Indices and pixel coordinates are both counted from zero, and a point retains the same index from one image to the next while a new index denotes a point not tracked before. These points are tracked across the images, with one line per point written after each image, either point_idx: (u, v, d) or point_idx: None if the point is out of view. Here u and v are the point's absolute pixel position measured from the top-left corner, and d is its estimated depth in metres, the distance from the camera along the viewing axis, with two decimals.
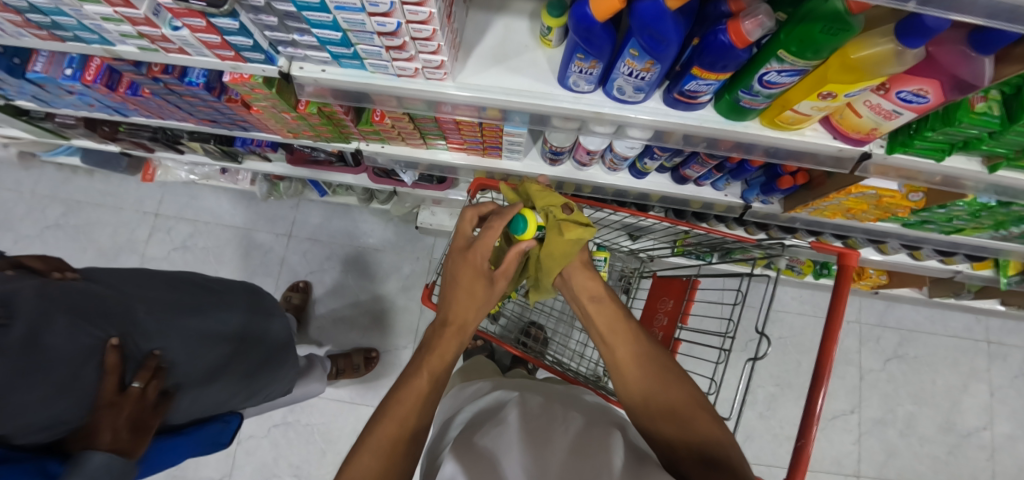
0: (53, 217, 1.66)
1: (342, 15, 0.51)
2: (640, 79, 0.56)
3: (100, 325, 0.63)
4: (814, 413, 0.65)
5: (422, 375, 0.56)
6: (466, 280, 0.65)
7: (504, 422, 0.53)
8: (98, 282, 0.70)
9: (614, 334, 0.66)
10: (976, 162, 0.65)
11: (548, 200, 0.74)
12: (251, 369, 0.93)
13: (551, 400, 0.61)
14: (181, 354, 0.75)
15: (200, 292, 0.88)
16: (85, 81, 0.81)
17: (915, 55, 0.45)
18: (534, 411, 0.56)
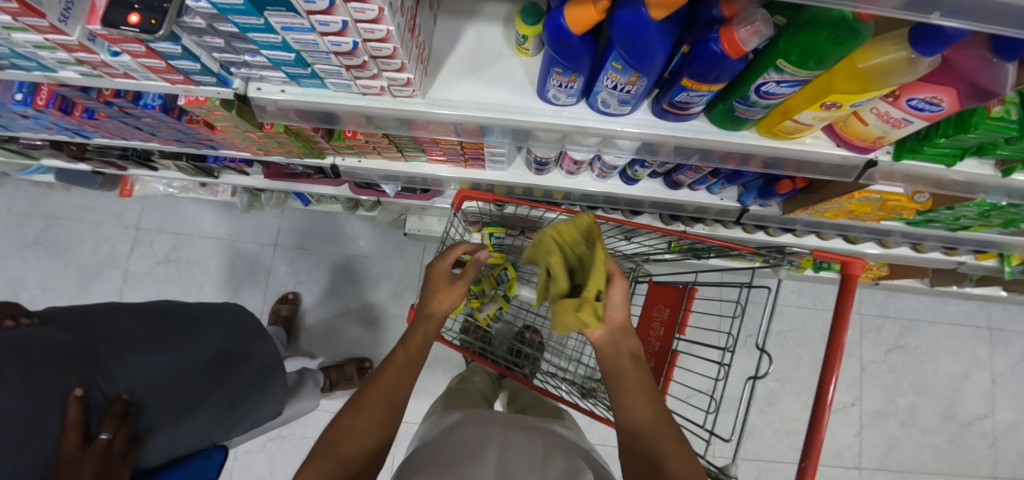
0: (30, 235, 1.60)
1: (290, 36, 0.46)
2: (626, 92, 0.51)
3: (62, 375, 0.59)
4: (825, 404, 0.61)
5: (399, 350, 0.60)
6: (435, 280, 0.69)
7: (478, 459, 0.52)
8: (58, 325, 0.66)
9: (630, 387, 0.54)
10: (988, 165, 0.61)
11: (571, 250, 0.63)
12: (234, 396, 0.89)
13: (535, 438, 0.59)
14: (149, 394, 0.72)
15: (176, 320, 0.83)
16: (36, 106, 0.75)
17: (928, 63, 0.41)
18: (513, 452, 0.54)
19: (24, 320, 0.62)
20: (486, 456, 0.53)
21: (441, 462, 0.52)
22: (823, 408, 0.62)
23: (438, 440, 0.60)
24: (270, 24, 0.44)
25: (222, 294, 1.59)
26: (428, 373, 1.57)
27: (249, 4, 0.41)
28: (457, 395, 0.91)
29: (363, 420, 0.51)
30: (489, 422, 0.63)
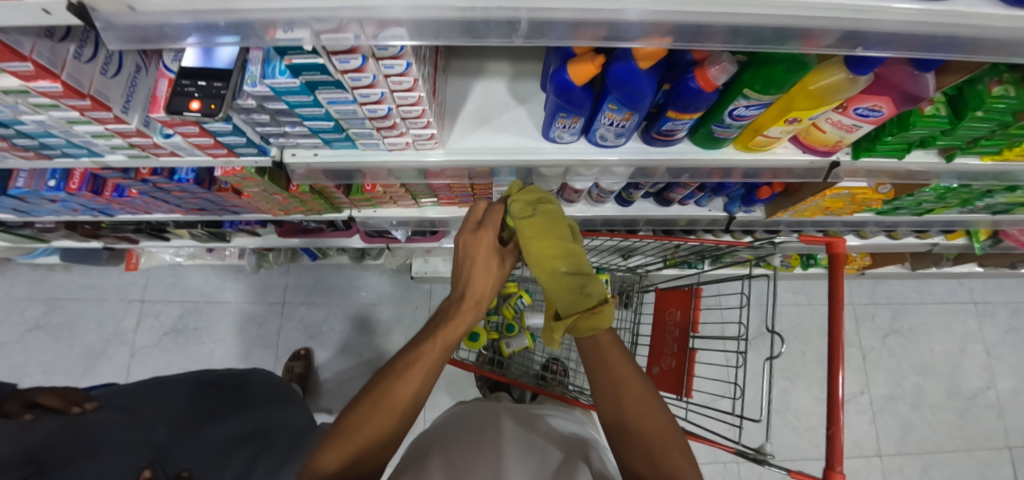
0: (31, 320, 1.58)
1: (334, 108, 0.54)
2: (621, 127, 0.59)
3: (128, 461, 0.59)
4: (837, 399, 0.73)
5: (435, 343, 0.57)
6: (482, 256, 0.60)
7: (485, 440, 0.65)
8: (115, 409, 0.68)
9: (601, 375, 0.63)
10: (933, 154, 0.71)
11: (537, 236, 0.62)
12: (273, 463, 0.89)
13: (532, 426, 0.73)
14: (207, 472, 0.71)
15: (218, 394, 0.86)
16: (69, 190, 0.80)
17: (864, 79, 0.50)
18: (511, 441, 0.66)
19: (88, 405, 0.66)
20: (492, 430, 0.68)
21: (456, 434, 0.68)
22: (837, 407, 0.74)
23: (452, 423, 0.74)
24: (319, 99, 0.52)
25: (231, 357, 1.58)
26: None
27: (304, 85, 0.49)
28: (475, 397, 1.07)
29: (371, 424, 0.53)
30: (494, 408, 0.78)
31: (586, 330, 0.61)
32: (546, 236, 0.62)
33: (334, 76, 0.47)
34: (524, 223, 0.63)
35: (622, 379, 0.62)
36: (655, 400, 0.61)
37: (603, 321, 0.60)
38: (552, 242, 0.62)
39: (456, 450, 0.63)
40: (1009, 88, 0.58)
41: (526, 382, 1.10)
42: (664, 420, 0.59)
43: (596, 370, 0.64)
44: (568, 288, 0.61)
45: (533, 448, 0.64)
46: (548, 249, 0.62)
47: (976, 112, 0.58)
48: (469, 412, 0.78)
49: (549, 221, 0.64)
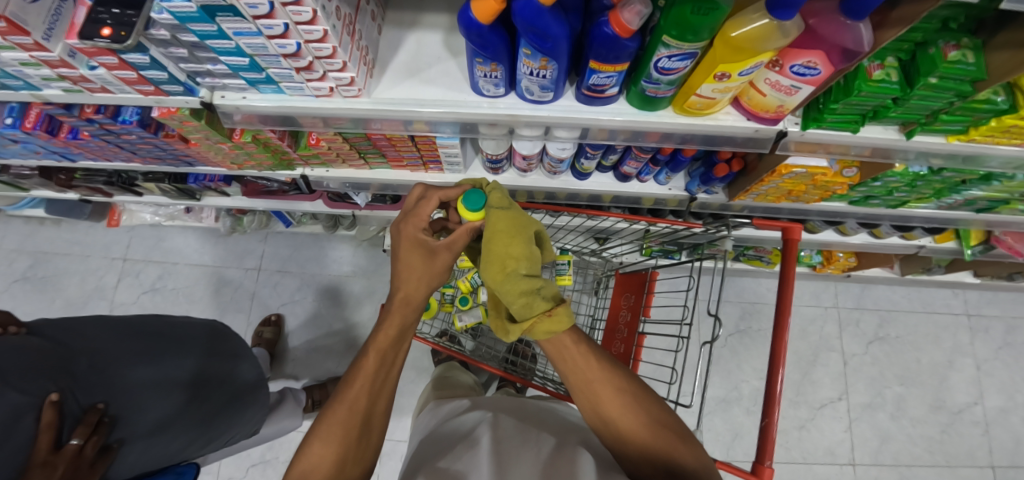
0: (19, 270, 1.64)
1: (242, 41, 0.52)
2: (542, 77, 0.57)
3: (38, 381, 0.60)
4: (775, 394, 0.65)
5: (369, 355, 0.53)
6: (404, 251, 0.57)
7: (476, 445, 0.55)
8: (43, 336, 0.68)
9: (577, 381, 0.54)
10: (893, 130, 0.67)
11: (504, 245, 0.55)
12: (209, 415, 0.88)
13: (526, 420, 0.63)
14: (127, 407, 0.72)
15: (166, 340, 0.85)
16: (24, 128, 0.80)
17: (789, 25, 0.46)
18: (505, 441, 0.55)
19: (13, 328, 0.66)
20: (481, 434, 0.58)
21: (442, 448, 0.57)
22: (774, 399, 0.65)
23: (437, 437, 0.63)
24: (223, 30, 0.51)
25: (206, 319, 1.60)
26: (410, 388, 1.54)
27: (202, 11, 0.47)
28: (445, 385, 0.99)
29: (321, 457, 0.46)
30: (486, 410, 0.67)
31: (540, 336, 0.52)
32: (510, 236, 0.56)
33: (227, 2, 0.45)
34: (491, 214, 0.58)
35: (598, 378, 0.53)
36: (631, 385, 0.54)
37: (559, 324, 0.51)
38: (516, 243, 0.55)
39: (443, 461, 0.52)
40: (967, 53, 0.53)
41: (489, 363, 1.09)
42: (656, 408, 0.53)
43: (569, 372, 0.55)
44: (522, 291, 0.53)
45: (526, 443, 0.54)
46: (512, 250, 0.55)
47: (929, 79, 0.54)
48: (455, 420, 0.67)
49: (520, 218, 0.58)
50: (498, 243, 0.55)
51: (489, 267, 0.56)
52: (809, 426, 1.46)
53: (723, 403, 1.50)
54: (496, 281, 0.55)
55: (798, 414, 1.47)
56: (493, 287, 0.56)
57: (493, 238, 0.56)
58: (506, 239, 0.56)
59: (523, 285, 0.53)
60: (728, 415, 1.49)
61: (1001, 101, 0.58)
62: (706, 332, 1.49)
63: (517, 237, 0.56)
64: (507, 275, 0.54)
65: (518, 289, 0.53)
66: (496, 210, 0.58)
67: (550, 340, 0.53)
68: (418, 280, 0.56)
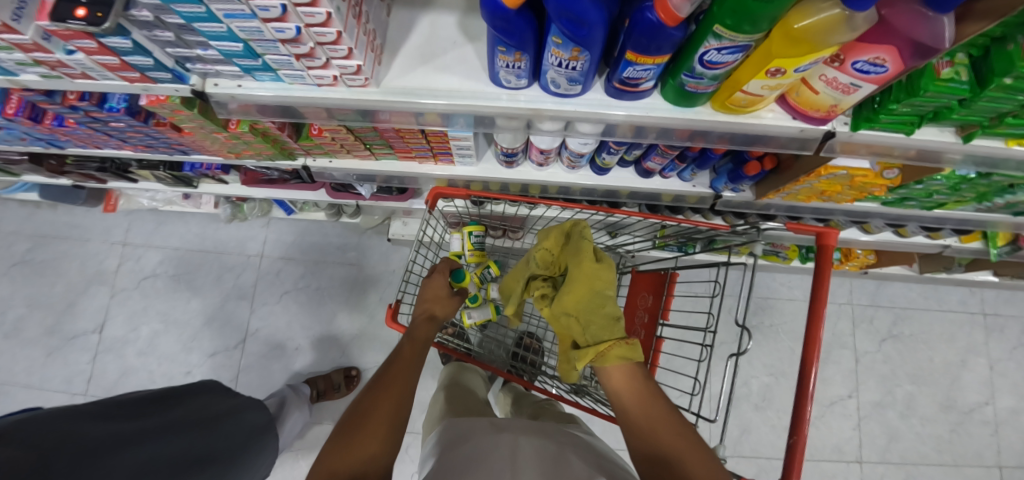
0: (16, 255, 1.60)
1: (234, 24, 0.46)
2: (571, 69, 0.51)
3: None
4: (805, 410, 0.62)
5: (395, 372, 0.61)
6: (430, 284, 0.81)
7: (491, 472, 0.50)
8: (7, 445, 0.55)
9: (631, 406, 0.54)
10: (949, 132, 0.61)
11: (588, 273, 0.66)
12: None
13: (547, 444, 0.59)
14: None
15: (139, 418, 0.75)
16: (5, 115, 0.74)
17: (863, 17, 0.40)
18: (523, 466, 0.52)
19: None
20: (495, 460, 0.53)
21: (454, 464, 0.54)
22: (804, 416, 0.62)
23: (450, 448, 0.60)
24: (213, 12, 0.45)
25: (208, 307, 1.58)
26: None
27: None
28: (456, 399, 0.91)
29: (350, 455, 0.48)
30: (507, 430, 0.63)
31: (615, 360, 0.57)
32: (597, 266, 0.67)
33: None
34: (583, 246, 0.69)
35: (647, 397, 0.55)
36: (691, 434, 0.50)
37: (634, 352, 0.58)
38: (603, 271, 0.67)
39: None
40: None
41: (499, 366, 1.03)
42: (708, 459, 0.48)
43: (627, 402, 0.55)
44: (606, 316, 0.62)
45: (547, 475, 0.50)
46: (600, 275, 0.67)
47: (1005, 79, 0.48)
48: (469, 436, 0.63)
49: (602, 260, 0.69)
50: (585, 268, 0.67)
51: (570, 292, 0.66)
52: (818, 423, 1.46)
53: (732, 398, 1.49)
54: (580, 301, 0.65)
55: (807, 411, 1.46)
56: (575, 308, 0.65)
57: (580, 269, 0.67)
58: (594, 267, 0.67)
59: (606, 312, 0.63)
60: (737, 411, 1.48)
61: None
62: (721, 332, 1.47)
63: (601, 268, 0.67)
64: (597, 296, 0.65)
65: (604, 313, 0.63)
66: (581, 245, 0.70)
67: (621, 369, 0.58)
68: (443, 302, 0.79)
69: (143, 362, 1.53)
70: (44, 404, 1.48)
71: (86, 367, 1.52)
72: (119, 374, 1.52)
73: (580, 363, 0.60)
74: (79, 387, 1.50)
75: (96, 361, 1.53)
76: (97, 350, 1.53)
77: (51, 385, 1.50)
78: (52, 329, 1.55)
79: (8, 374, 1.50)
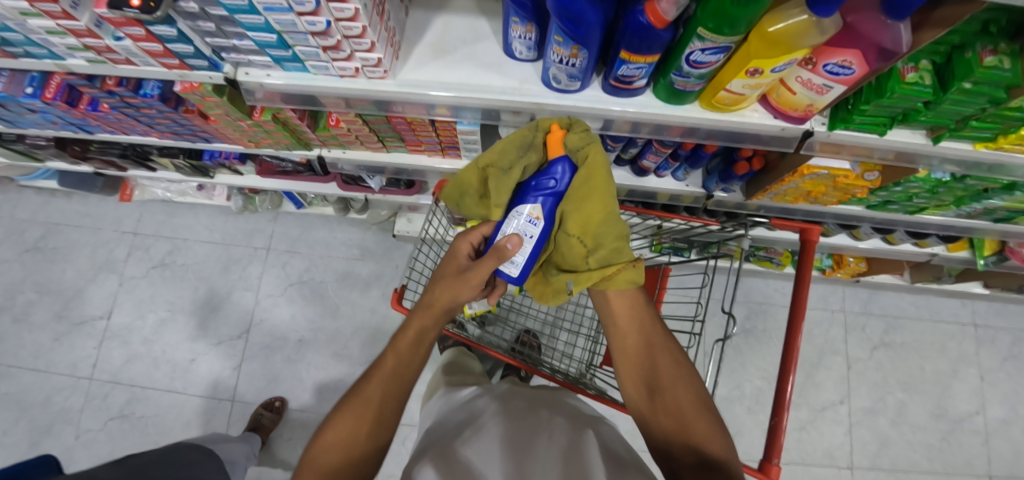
0: (30, 240, 1.66)
1: (272, 16, 0.52)
2: (571, 66, 0.56)
3: None
4: (785, 395, 0.66)
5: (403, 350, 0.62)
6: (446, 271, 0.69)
7: (488, 431, 0.56)
8: None
9: (630, 333, 0.67)
10: (920, 135, 0.66)
11: (597, 193, 0.63)
12: None
13: (537, 405, 0.66)
14: None
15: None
16: (44, 99, 0.80)
17: (830, 23, 0.45)
18: (517, 426, 0.57)
19: None
20: (494, 423, 0.58)
21: (452, 434, 0.59)
22: (785, 400, 0.66)
23: (449, 422, 0.66)
24: (254, 5, 0.50)
25: (214, 296, 1.62)
26: None
27: None
28: (457, 373, 0.99)
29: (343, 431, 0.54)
30: (502, 398, 0.68)
31: (624, 283, 0.66)
32: (607, 182, 0.63)
33: None
34: (591, 150, 0.62)
35: (659, 349, 0.65)
36: (688, 369, 0.63)
37: (639, 276, 0.67)
38: (609, 190, 0.64)
39: (458, 446, 0.54)
40: (1003, 60, 0.52)
41: (498, 352, 1.08)
42: (701, 392, 0.61)
43: (628, 330, 0.67)
44: (614, 238, 0.65)
45: (540, 433, 0.55)
46: (610, 195, 0.64)
47: (964, 84, 0.53)
48: (467, 409, 0.68)
49: (607, 158, 0.63)
50: (593, 183, 0.63)
51: (581, 211, 0.64)
52: (809, 428, 1.48)
53: (725, 401, 1.51)
54: (591, 222, 0.64)
55: (799, 416, 1.48)
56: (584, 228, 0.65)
57: (589, 185, 0.63)
58: (600, 187, 0.63)
59: (615, 232, 0.65)
60: (729, 413, 1.50)
61: None
62: (715, 334, 1.49)
63: (610, 183, 0.63)
64: (602, 215, 0.64)
65: (613, 234, 0.65)
66: (585, 148, 0.62)
67: (626, 290, 0.67)
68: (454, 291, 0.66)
69: (148, 348, 1.57)
70: (50, 387, 1.52)
71: (92, 352, 1.55)
72: (125, 359, 1.55)
73: (582, 285, 0.67)
74: (84, 370, 1.54)
75: (103, 346, 1.56)
76: (104, 335, 1.57)
77: (57, 368, 1.54)
78: (61, 314, 1.59)
79: (16, 356, 1.54)
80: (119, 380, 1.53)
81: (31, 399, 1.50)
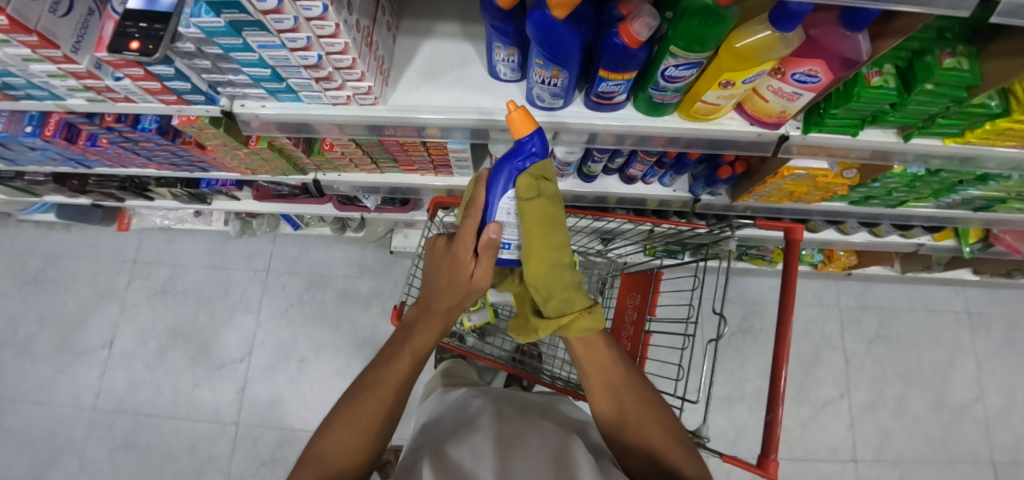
0: (30, 272, 1.66)
1: (266, 53, 0.55)
2: (553, 86, 0.59)
3: None
4: (779, 388, 0.68)
5: (404, 357, 0.61)
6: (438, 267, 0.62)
7: (479, 431, 0.61)
8: None
9: (596, 374, 0.66)
10: (891, 133, 0.69)
11: (540, 246, 0.58)
12: None
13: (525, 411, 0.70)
14: None
15: None
16: (44, 136, 0.82)
17: (794, 36, 0.48)
18: (507, 428, 0.62)
19: None
20: (485, 425, 0.63)
21: (445, 435, 0.63)
22: (779, 395, 0.68)
23: (442, 422, 0.70)
24: (249, 43, 0.53)
25: (215, 320, 1.63)
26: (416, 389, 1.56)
27: (228, 26, 0.50)
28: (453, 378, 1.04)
29: (356, 424, 0.54)
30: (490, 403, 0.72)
31: (580, 332, 0.63)
32: (546, 229, 0.57)
33: (255, 17, 0.48)
34: (528, 208, 0.55)
35: (625, 387, 0.64)
36: (656, 400, 0.64)
37: (597, 321, 0.63)
38: (552, 236, 0.58)
39: (451, 447, 0.57)
40: (962, 60, 0.55)
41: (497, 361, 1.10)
42: (670, 421, 0.62)
43: (592, 370, 0.66)
44: (567, 287, 0.61)
45: (532, 433, 0.60)
46: (553, 241, 0.58)
47: (925, 85, 0.56)
48: (458, 411, 0.72)
49: (549, 201, 0.57)
50: (535, 236, 0.57)
51: (529, 261, 0.59)
52: (811, 423, 1.49)
53: (726, 400, 1.52)
54: (538, 275, 0.59)
55: (801, 412, 1.49)
56: (531, 281, 0.61)
57: (529, 233, 0.57)
58: (542, 232, 0.57)
59: (565, 281, 0.60)
60: (731, 412, 1.51)
61: (995, 105, 0.60)
62: (712, 335, 1.51)
63: (557, 227, 0.58)
64: (551, 267, 0.59)
65: (561, 284, 0.60)
66: (525, 202, 0.56)
67: (586, 337, 0.64)
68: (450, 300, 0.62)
69: (151, 376, 1.56)
70: (54, 419, 1.51)
71: (95, 382, 1.55)
72: (128, 388, 1.55)
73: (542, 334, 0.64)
74: (87, 401, 1.53)
75: (105, 375, 1.56)
76: (106, 364, 1.57)
77: (60, 399, 1.53)
78: (63, 345, 1.59)
79: (19, 389, 1.54)
80: (123, 409, 1.53)
81: (35, 432, 1.50)
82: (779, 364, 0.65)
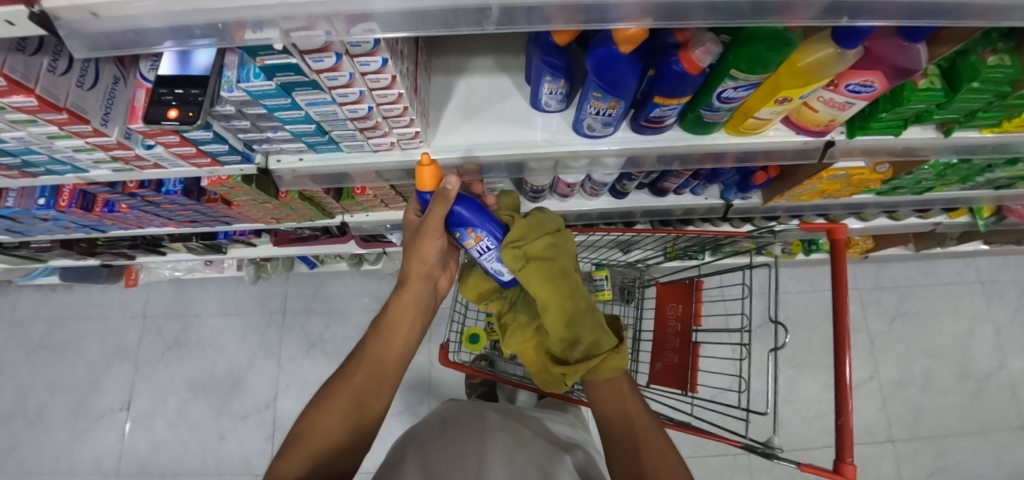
0: (35, 338, 1.59)
1: (314, 110, 0.53)
2: (607, 116, 0.58)
3: None
4: (846, 386, 0.68)
5: (370, 338, 0.64)
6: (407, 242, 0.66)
7: (468, 436, 0.66)
8: None
9: (613, 414, 0.65)
10: (930, 129, 0.69)
11: (547, 293, 0.67)
12: None
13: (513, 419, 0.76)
14: None
15: None
16: (60, 207, 0.79)
17: (854, 53, 0.48)
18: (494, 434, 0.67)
19: None
20: (472, 430, 0.68)
21: (433, 434, 0.70)
22: (847, 396, 0.67)
23: (435, 422, 0.76)
24: (297, 102, 0.51)
25: (235, 369, 1.57)
26: None
27: (280, 87, 0.48)
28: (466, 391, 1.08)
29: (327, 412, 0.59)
30: (483, 407, 0.79)
31: (611, 371, 0.65)
32: (549, 280, 0.67)
33: (309, 77, 0.46)
34: (532, 272, 0.66)
35: (643, 433, 0.63)
36: (672, 450, 0.62)
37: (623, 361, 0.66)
38: (558, 283, 0.68)
39: (438, 448, 0.64)
40: (1005, 57, 0.56)
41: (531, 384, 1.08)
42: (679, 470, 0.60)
43: (609, 409, 0.66)
44: (591, 331, 0.68)
45: (519, 444, 0.65)
46: (560, 290, 0.67)
47: (972, 84, 0.56)
48: (451, 413, 0.79)
49: (546, 256, 0.67)
50: (546, 283, 0.67)
51: (548, 312, 0.68)
52: None
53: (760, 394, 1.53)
54: (557, 322, 0.68)
55: None
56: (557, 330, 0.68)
57: (536, 284, 0.67)
58: (546, 284, 0.67)
59: (591, 324, 0.68)
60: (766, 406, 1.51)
61: None
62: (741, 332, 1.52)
63: (562, 275, 0.68)
64: (570, 309, 0.67)
65: (590, 326, 0.68)
66: (520, 272, 0.67)
67: (614, 378, 0.66)
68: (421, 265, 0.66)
69: (173, 433, 1.50)
70: None
71: (116, 446, 1.49)
72: (149, 449, 1.49)
73: (571, 379, 0.66)
74: (109, 467, 1.47)
75: (126, 438, 1.50)
76: (125, 426, 1.51)
77: (80, 469, 1.47)
78: (76, 411, 1.52)
79: (35, 462, 1.47)
80: (147, 472, 1.47)
81: None
82: (847, 364, 0.65)
